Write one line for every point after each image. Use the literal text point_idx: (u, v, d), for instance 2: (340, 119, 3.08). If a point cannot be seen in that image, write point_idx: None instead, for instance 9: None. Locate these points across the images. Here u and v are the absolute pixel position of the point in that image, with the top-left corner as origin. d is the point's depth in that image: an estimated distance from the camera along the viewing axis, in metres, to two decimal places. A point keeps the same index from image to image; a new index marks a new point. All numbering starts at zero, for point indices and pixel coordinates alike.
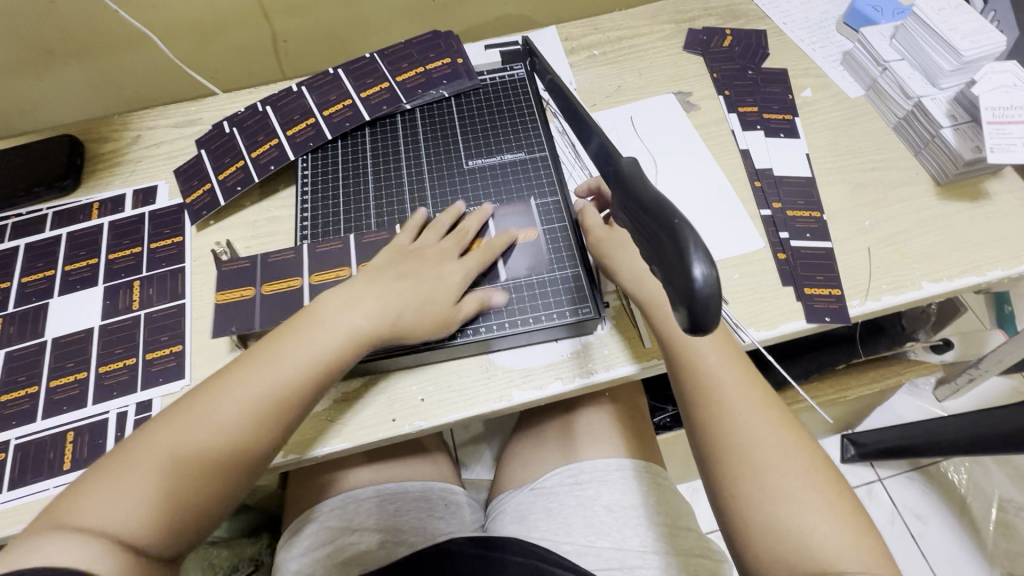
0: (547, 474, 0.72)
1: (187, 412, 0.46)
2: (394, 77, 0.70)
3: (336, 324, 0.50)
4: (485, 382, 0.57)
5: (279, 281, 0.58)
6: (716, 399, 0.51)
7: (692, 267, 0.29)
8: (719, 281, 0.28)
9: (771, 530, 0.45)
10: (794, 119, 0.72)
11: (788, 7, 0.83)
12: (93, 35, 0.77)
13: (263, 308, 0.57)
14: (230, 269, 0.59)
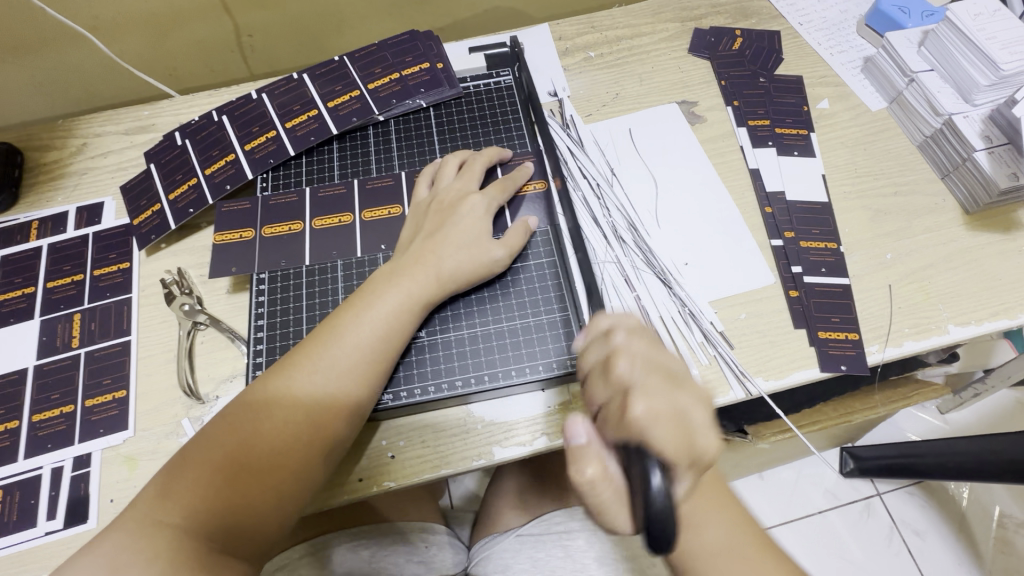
0: (533, 519, 0.67)
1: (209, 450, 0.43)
2: (366, 84, 0.62)
3: (326, 360, 0.46)
4: (462, 438, 0.51)
5: (280, 224, 0.57)
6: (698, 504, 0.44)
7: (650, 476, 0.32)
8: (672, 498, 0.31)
9: None
10: (810, 135, 0.65)
11: (804, 5, 0.75)
12: (32, 32, 0.69)
13: (264, 250, 0.56)
14: (230, 209, 0.58)
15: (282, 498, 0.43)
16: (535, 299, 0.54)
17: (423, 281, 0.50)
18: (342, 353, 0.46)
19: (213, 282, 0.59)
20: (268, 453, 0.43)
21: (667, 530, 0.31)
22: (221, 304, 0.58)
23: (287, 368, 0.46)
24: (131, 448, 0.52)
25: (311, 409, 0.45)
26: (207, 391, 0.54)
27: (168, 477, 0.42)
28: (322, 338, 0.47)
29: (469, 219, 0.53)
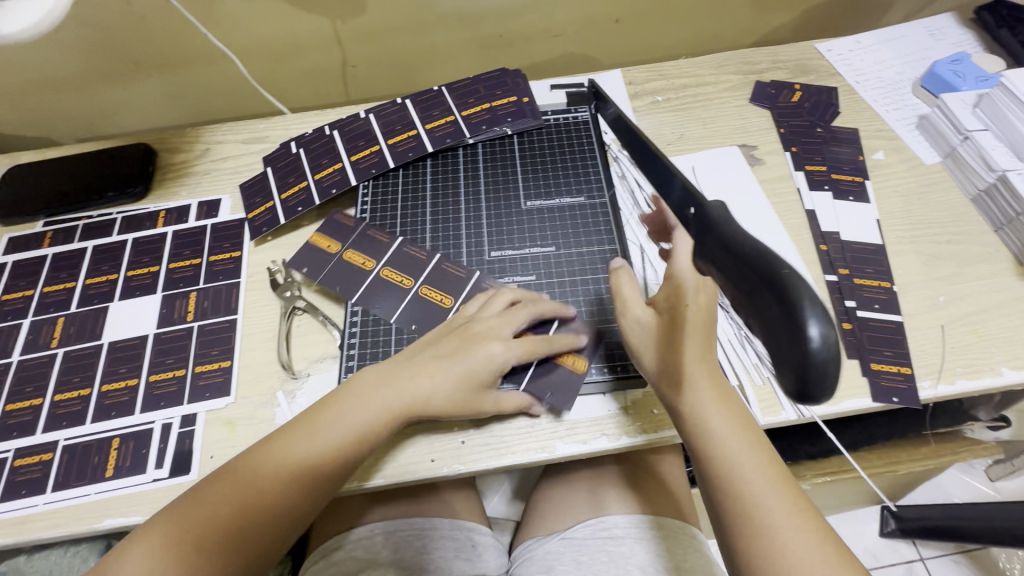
0: (578, 523, 0.69)
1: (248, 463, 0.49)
2: (460, 111, 0.71)
3: (371, 400, 0.51)
4: (528, 432, 0.55)
5: (358, 254, 0.64)
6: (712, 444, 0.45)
7: (809, 327, 0.32)
8: (837, 345, 0.32)
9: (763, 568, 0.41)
10: (865, 182, 0.69)
11: (861, 65, 0.81)
12: (178, 50, 0.82)
13: (334, 267, 0.63)
14: (340, 220, 0.67)
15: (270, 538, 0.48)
16: (598, 311, 0.59)
17: (404, 399, 0.51)
18: (358, 414, 0.50)
19: (311, 273, 0.66)
20: (274, 492, 0.48)
21: (830, 379, 0.32)
22: (317, 292, 0.65)
23: (311, 419, 0.51)
24: (231, 412, 0.58)
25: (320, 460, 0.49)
26: (300, 367, 0.60)
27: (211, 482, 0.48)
28: (346, 397, 0.51)
29: (480, 366, 0.53)
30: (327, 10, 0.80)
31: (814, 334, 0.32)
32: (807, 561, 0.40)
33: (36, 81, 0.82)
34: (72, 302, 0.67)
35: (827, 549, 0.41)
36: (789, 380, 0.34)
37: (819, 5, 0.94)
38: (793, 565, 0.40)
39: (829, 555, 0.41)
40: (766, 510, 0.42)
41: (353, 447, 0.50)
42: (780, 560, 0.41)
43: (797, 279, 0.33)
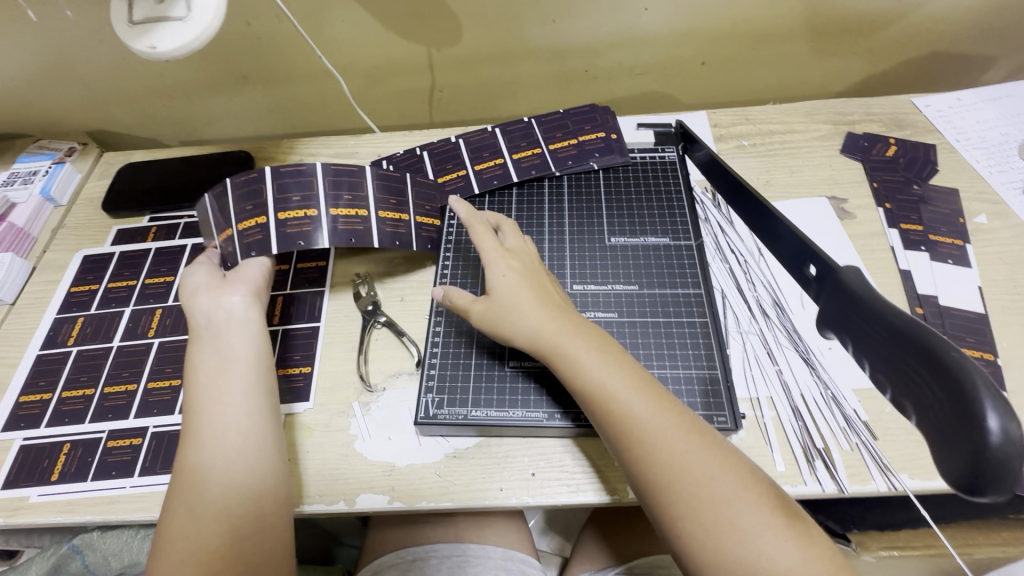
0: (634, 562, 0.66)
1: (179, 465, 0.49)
2: (547, 144, 0.72)
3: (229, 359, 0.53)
4: (600, 471, 0.54)
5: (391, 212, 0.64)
6: (634, 435, 0.45)
7: (986, 419, 0.33)
8: (1014, 438, 0.33)
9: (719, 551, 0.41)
10: (966, 246, 0.66)
11: (962, 123, 0.78)
12: (282, 68, 0.87)
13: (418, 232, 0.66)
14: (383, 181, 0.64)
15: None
16: (685, 354, 0.57)
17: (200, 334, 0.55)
18: (233, 409, 0.50)
19: (393, 289, 0.68)
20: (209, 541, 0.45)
21: (1007, 476, 0.33)
22: (398, 308, 0.67)
23: (185, 445, 0.49)
24: (308, 418, 0.60)
25: (229, 482, 0.47)
26: (376, 381, 0.62)
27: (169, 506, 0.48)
28: (202, 401, 0.50)
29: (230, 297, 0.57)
30: (425, 38, 0.84)
31: (994, 425, 0.33)
32: (686, 456, 0.44)
33: (155, 89, 0.89)
34: (170, 296, 0.71)
35: (705, 446, 0.45)
36: (959, 466, 0.35)
37: (915, 59, 0.92)
38: (679, 467, 0.43)
39: (698, 444, 0.45)
40: (649, 425, 0.45)
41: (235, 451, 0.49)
42: (661, 465, 0.44)
43: (969, 371, 0.35)
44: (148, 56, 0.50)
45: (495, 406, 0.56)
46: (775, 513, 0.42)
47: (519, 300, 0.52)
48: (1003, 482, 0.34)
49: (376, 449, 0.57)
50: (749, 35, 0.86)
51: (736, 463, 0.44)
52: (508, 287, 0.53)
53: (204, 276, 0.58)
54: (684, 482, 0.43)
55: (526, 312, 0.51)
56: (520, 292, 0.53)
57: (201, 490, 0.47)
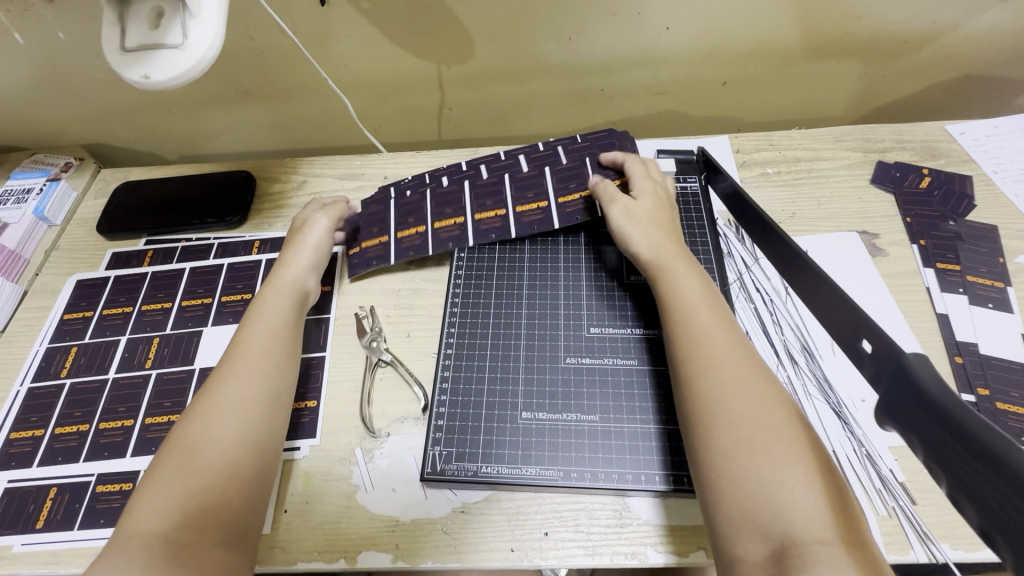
0: None
1: (185, 433, 0.48)
2: (555, 198, 0.68)
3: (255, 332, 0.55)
4: (618, 532, 0.51)
5: (489, 211, 0.69)
6: (702, 359, 0.47)
7: None
8: None
9: (744, 486, 0.40)
10: (1007, 288, 0.62)
11: (1000, 153, 0.74)
12: (286, 84, 0.84)
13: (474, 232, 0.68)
14: (444, 193, 0.71)
15: (224, 519, 0.44)
16: None
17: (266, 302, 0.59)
18: (252, 381, 0.52)
19: (399, 325, 0.65)
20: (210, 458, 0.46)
21: None
22: (404, 345, 0.64)
23: (201, 409, 0.49)
24: (309, 464, 0.56)
25: (253, 412, 0.50)
26: (380, 426, 0.58)
27: (158, 470, 0.46)
28: (242, 366, 0.52)
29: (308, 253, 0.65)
30: (435, 54, 0.80)
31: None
32: (743, 387, 0.45)
33: (155, 104, 0.86)
34: (167, 324, 0.68)
35: (766, 386, 0.45)
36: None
37: (946, 82, 0.87)
38: (728, 390, 0.45)
39: (750, 376, 0.46)
40: (711, 343, 0.48)
41: (269, 384, 0.52)
42: (711, 384, 0.46)
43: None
44: (142, 86, 0.47)
45: (507, 462, 0.53)
46: (806, 460, 0.41)
47: (639, 219, 0.60)
48: None
49: (380, 501, 0.54)
50: (773, 56, 0.82)
51: (789, 406, 0.44)
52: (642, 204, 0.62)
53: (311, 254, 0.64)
54: (729, 403, 0.44)
55: (641, 232, 0.59)
56: (648, 215, 0.61)
57: (222, 414, 0.49)
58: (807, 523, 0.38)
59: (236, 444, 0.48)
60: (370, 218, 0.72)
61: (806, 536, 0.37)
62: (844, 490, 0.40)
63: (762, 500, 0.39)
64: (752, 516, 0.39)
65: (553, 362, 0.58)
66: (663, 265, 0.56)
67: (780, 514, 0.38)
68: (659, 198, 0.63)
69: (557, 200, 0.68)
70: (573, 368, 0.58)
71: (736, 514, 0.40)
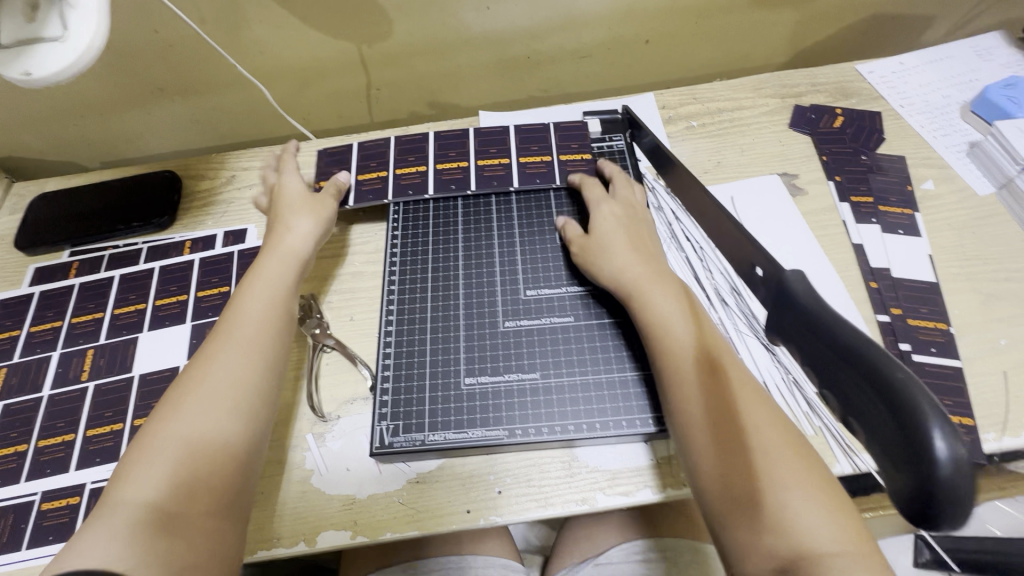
0: (610, 549, 0.68)
1: (170, 422, 0.45)
2: (476, 159, 0.70)
3: (244, 320, 0.52)
4: (567, 481, 0.53)
5: (451, 162, 0.70)
6: (696, 388, 0.46)
7: (933, 441, 0.28)
8: (966, 466, 0.27)
9: (759, 518, 0.39)
10: (915, 214, 0.66)
11: (905, 88, 0.78)
12: (202, 76, 0.81)
13: (435, 180, 0.69)
14: (407, 140, 0.72)
15: (216, 499, 0.43)
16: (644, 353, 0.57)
17: (266, 283, 0.55)
18: (234, 364, 0.49)
19: (341, 308, 0.65)
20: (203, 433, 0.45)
21: (960, 506, 0.28)
22: (347, 328, 0.64)
23: (184, 399, 0.47)
24: None
25: (240, 400, 0.47)
26: (330, 409, 0.59)
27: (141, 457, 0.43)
28: (216, 352, 0.50)
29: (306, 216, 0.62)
30: (353, 34, 0.79)
31: (942, 449, 0.28)
32: (740, 412, 0.44)
33: (63, 109, 0.82)
34: (101, 334, 0.66)
35: (758, 409, 0.44)
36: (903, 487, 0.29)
37: (856, 23, 0.91)
38: (732, 425, 0.43)
39: (747, 400, 0.44)
40: (705, 372, 0.46)
41: (267, 365, 0.51)
42: (715, 416, 0.44)
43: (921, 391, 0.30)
44: (27, 84, 0.45)
45: (454, 428, 0.54)
46: (817, 485, 0.40)
47: (613, 245, 0.58)
48: (960, 521, 0.29)
49: (335, 482, 0.54)
50: (689, 10, 0.84)
51: (788, 428, 0.43)
52: (608, 232, 0.59)
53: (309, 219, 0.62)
54: (732, 433, 0.43)
55: (619, 253, 0.57)
56: (618, 237, 0.58)
57: (199, 405, 0.46)
58: (822, 544, 0.37)
59: (225, 426, 0.46)
60: (329, 158, 0.71)
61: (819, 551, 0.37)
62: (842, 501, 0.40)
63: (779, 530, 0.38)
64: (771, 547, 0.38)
65: (493, 327, 0.59)
66: (628, 286, 0.54)
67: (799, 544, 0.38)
68: (618, 218, 0.60)
69: (518, 157, 0.69)
70: (513, 331, 0.59)
71: (759, 551, 0.39)
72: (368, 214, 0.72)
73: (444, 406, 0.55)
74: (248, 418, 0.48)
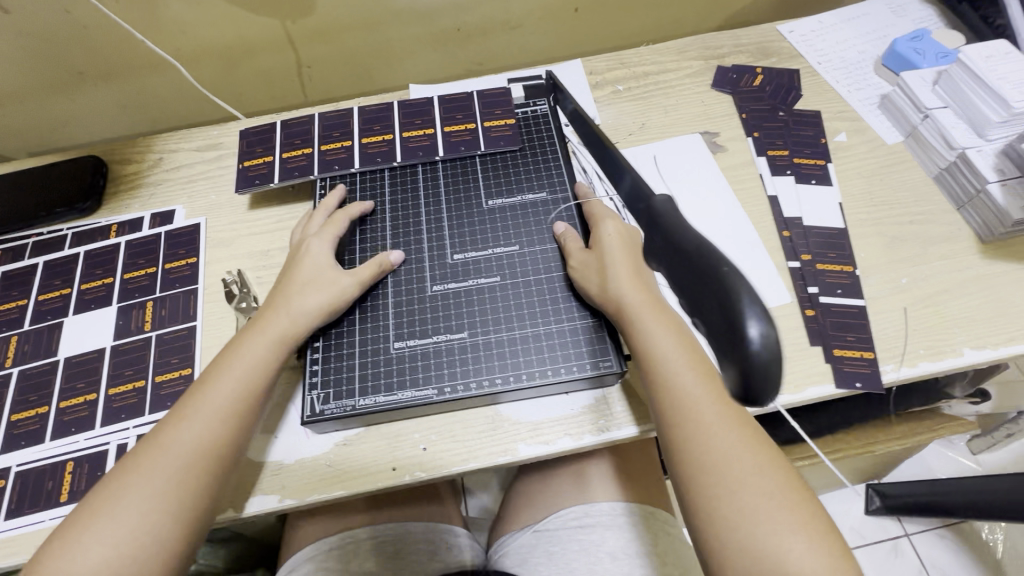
0: (551, 514, 0.69)
1: (158, 445, 0.48)
2: (401, 131, 0.70)
3: (251, 347, 0.53)
4: (491, 434, 0.54)
5: (375, 135, 0.70)
6: (695, 420, 0.47)
7: (747, 325, 0.30)
8: (776, 345, 0.29)
9: (748, 553, 0.41)
10: (828, 165, 0.69)
11: (823, 45, 0.80)
12: (124, 59, 0.80)
13: (360, 154, 0.69)
14: (331, 116, 0.72)
15: (184, 537, 0.46)
16: (568, 305, 0.58)
17: (277, 311, 0.55)
18: (228, 394, 0.51)
19: (270, 283, 0.65)
20: (173, 467, 0.47)
21: (771, 386, 0.30)
22: None
23: (176, 422, 0.49)
24: None
25: (217, 433, 0.49)
26: None
27: (125, 474, 0.47)
28: (216, 378, 0.51)
29: (314, 258, 0.59)
30: (276, 10, 0.78)
31: (755, 333, 0.29)
32: (733, 446, 0.45)
33: None
34: (25, 320, 0.65)
35: (758, 448, 0.45)
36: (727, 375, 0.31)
37: None
38: (729, 459, 0.45)
39: (741, 438, 0.46)
40: (703, 407, 0.47)
41: (245, 408, 0.51)
42: (712, 451, 0.45)
43: (739, 277, 0.32)
44: None
45: (382, 391, 0.55)
46: (808, 524, 0.42)
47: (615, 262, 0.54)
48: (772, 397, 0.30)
49: (262, 449, 0.55)
50: None
51: (785, 469, 0.45)
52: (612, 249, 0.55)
53: (322, 249, 0.60)
54: (729, 469, 0.44)
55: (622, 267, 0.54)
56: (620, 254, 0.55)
57: (183, 432, 0.48)
58: None
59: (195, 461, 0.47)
60: (256, 137, 0.71)
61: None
62: (829, 537, 0.42)
63: (770, 567, 0.40)
64: None
65: (420, 293, 0.60)
66: (629, 315, 0.52)
67: None
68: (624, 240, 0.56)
69: (443, 127, 0.70)
70: (441, 294, 0.60)
71: None
72: (298, 190, 0.72)
73: (375, 372, 0.56)
74: (219, 456, 0.48)
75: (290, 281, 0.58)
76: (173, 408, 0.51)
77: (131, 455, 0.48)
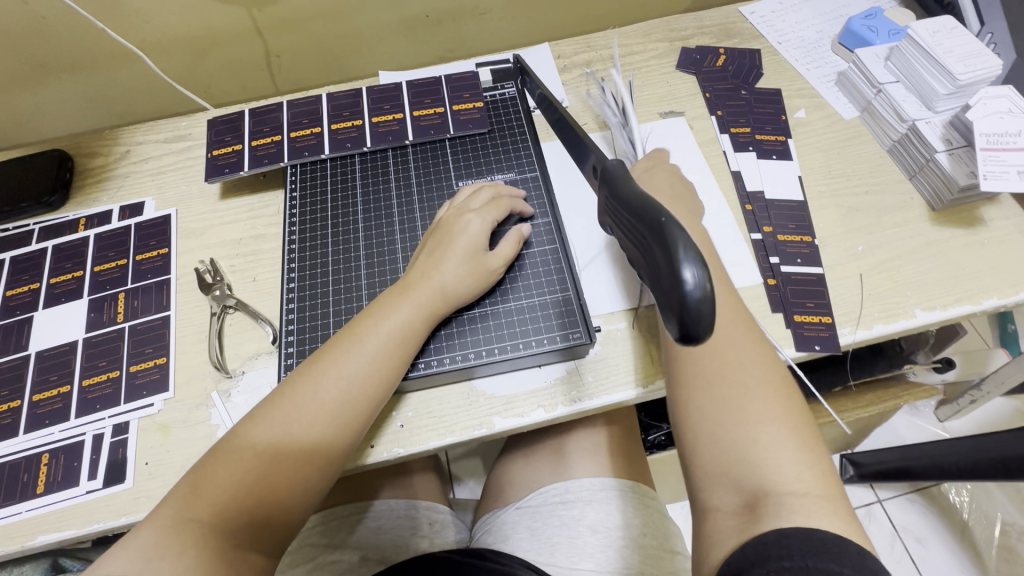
0: (531, 492, 0.70)
1: (259, 428, 0.46)
2: (370, 116, 0.70)
3: (377, 331, 0.51)
4: (466, 408, 0.56)
5: (345, 121, 0.70)
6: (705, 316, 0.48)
7: (682, 269, 0.30)
8: (708, 285, 0.30)
9: (719, 437, 0.43)
10: (788, 141, 0.71)
11: (783, 25, 0.82)
12: (86, 50, 0.78)
13: (330, 140, 0.69)
14: (301, 104, 0.72)
15: (265, 538, 0.45)
16: (539, 282, 0.59)
17: (425, 293, 0.53)
18: (349, 385, 0.49)
19: (242, 271, 0.65)
20: (280, 460, 0.46)
21: (706, 323, 0.30)
22: (250, 289, 0.64)
23: (285, 409, 0.47)
24: (165, 416, 0.57)
25: (331, 430, 0.47)
26: (234, 366, 0.59)
27: (230, 463, 0.45)
28: (334, 361, 0.49)
29: (463, 236, 0.56)
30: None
31: (690, 276, 0.30)
32: (737, 349, 0.46)
33: None
34: None
35: (760, 354, 0.46)
36: (667, 317, 0.31)
37: None
38: (727, 357, 0.46)
39: (745, 340, 0.47)
40: (717, 305, 0.49)
41: (364, 398, 0.49)
42: (714, 349, 0.47)
43: (673, 225, 0.32)
44: None
45: None
46: (790, 423, 0.42)
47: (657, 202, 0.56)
48: (709, 333, 0.31)
49: None
50: None
51: (780, 374, 0.45)
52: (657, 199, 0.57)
53: (483, 225, 0.57)
54: (723, 364, 0.46)
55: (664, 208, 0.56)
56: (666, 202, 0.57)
57: (295, 419, 0.47)
58: (778, 473, 0.40)
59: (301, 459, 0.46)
60: (225, 127, 0.71)
61: (781, 490, 0.39)
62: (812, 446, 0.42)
63: (740, 451, 0.41)
64: (724, 465, 0.42)
65: (395, 275, 0.61)
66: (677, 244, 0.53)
67: (755, 467, 0.40)
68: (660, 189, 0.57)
69: (412, 112, 0.70)
70: None
71: (712, 465, 0.42)
72: (270, 178, 0.72)
73: None
74: (326, 455, 0.47)
75: (436, 258, 0.55)
76: (275, 391, 0.49)
77: (230, 441, 0.46)
